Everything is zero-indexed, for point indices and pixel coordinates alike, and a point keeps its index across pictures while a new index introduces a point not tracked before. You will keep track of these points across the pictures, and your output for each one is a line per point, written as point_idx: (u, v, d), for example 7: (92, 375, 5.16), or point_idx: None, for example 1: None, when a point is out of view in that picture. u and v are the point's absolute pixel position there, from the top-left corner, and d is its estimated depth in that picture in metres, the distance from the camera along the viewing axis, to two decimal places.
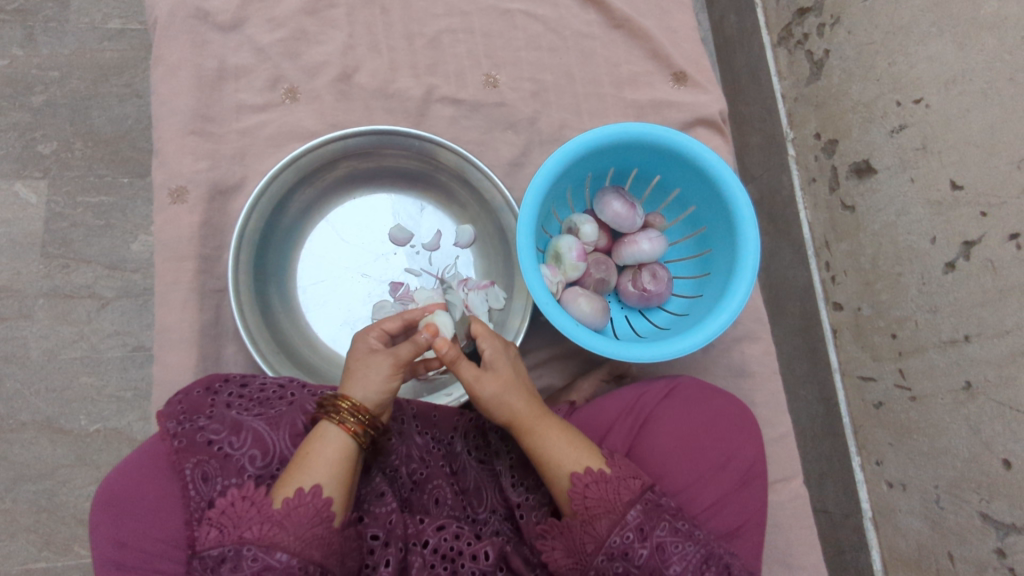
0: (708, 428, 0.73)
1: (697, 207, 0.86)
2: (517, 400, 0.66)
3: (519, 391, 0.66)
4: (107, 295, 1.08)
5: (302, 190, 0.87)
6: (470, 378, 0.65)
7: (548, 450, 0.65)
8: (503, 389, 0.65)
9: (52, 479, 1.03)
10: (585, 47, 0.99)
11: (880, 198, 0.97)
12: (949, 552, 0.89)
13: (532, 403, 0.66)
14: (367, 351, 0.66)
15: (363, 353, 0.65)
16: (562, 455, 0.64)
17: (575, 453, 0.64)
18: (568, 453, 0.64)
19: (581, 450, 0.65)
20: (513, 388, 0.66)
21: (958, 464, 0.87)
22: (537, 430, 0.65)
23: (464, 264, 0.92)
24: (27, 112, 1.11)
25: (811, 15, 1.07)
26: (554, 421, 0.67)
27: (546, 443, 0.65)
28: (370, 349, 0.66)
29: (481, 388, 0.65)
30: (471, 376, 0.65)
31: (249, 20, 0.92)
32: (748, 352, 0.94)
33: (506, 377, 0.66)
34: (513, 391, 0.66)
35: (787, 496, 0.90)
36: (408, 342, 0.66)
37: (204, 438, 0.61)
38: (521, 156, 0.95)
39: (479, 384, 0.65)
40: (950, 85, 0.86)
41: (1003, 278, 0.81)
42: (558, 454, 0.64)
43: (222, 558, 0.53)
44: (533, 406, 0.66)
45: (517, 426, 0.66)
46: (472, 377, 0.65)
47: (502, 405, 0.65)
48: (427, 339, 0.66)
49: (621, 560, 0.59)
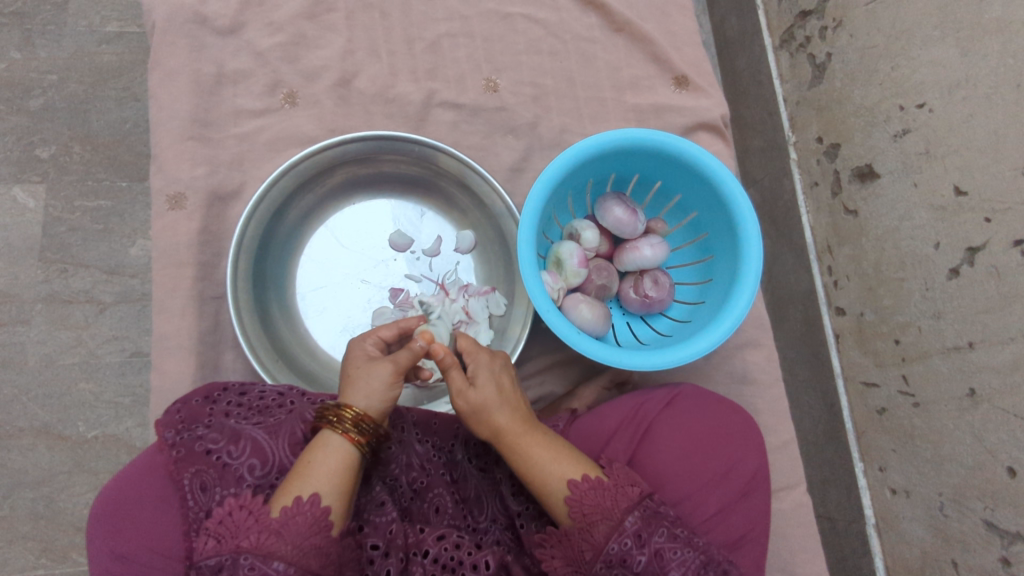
0: (711, 436, 0.72)
1: (699, 213, 0.85)
2: (500, 415, 0.64)
3: (502, 407, 0.64)
4: (106, 300, 1.07)
5: (301, 196, 0.86)
6: (454, 390, 0.65)
7: (531, 468, 0.63)
8: (485, 404, 0.64)
9: (50, 486, 1.03)
10: (586, 51, 0.98)
11: (883, 203, 0.96)
12: (952, 560, 0.88)
13: (515, 420, 0.64)
14: (365, 359, 0.65)
15: (363, 360, 0.65)
16: (545, 473, 0.63)
17: (559, 469, 0.63)
18: (549, 469, 0.63)
19: (566, 465, 0.63)
20: (496, 404, 0.64)
21: (961, 472, 0.86)
22: (519, 447, 0.64)
23: (464, 270, 0.91)
24: (24, 116, 1.11)
25: (813, 18, 1.06)
26: (541, 437, 0.65)
27: (526, 459, 0.63)
28: (367, 356, 0.65)
29: (463, 401, 0.64)
30: (455, 388, 0.65)
31: (248, 24, 0.92)
32: (750, 359, 0.93)
33: (489, 392, 0.64)
34: (496, 407, 0.64)
35: (789, 503, 0.90)
36: (405, 349, 0.66)
37: (202, 447, 0.60)
38: (521, 161, 0.95)
39: (461, 397, 0.64)
40: (953, 90, 0.85)
41: (1007, 285, 0.81)
42: (540, 470, 0.63)
43: (219, 567, 0.52)
44: (517, 421, 0.65)
45: (499, 441, 0.65)
46: (456, 389, 0.64)
47: (484, 420, 0.64)
48: (421, 347, 0.66)
49: (619, 567, 0.58)
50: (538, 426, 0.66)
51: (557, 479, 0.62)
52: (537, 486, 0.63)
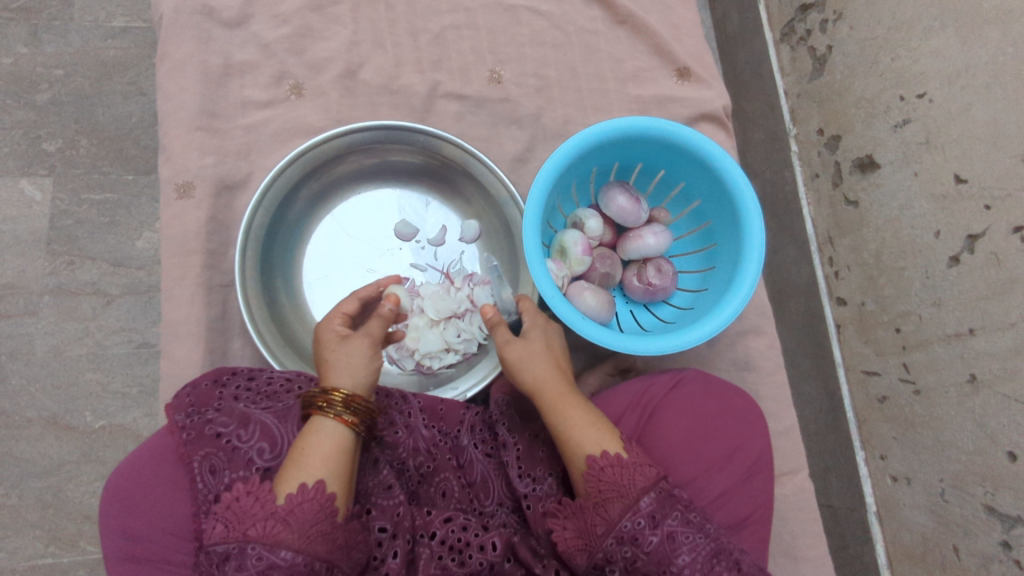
0: (715, 420, 0.73)
1: (702, 201, 0.86)
2: (546, 369, 0.70)
3: (546, 364, 0.70)
4: (112, 292, 1.08)
5: (308, 183, 0.87)
6: (502, 342, 0.72)
7: (566, 423, 0.66)
8: (532, 356, 0.70)
9: (58, 475, 1.03)
10: (589, 42, 0.99)
11: (883, 193, 0.97)
12: (954, 545, 0.89)
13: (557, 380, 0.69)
14: (337, 339, 0.66)
15: (335, 341, 0.66)
16: (577, 433, 0.65)
17: (595, 430, 0.65)
18: (583, 425, 0.65)
19: (601, 428, 0.65)
20: (541, 359, 0.70)
21: (963, 457, 0.87)
22: (559, 402, 0.67)
23: (469, 258, 0.92)
24: (31, 110, 1.12)
25: (813, 11, 1.07)
26: (580, 404, 0.68)
27: (564, 411, 0.67)
28: (338, 336, 0.67)
29: (508, 352, 0.71)
30: (503, 341, 0.72)
31: (255, 16, 0.93)
32: (753, 346, 0.94)
33: (536, 345, 0.71)
34: (543, 360, 0.70)
35: (791, 488, 0.90)
36: (376, 317, 0.68)
37: (212, 430, 0.61)
38: (525, 152, 0.96)
39: (507, 348, 0.71)
40: (954, 79, 0.86)
41: (1007, 271, 0.82)
42: (573, 430, 0.65)
43: (227, 555, 0.53)
44: (560, 380, 0.69)
45: (540, 395, 0.69)
46: (503, 343, 0.71)
47: (529, 372, 0.70)
48: (389, 308, 0.70)
49: (630, 544, 0.58)
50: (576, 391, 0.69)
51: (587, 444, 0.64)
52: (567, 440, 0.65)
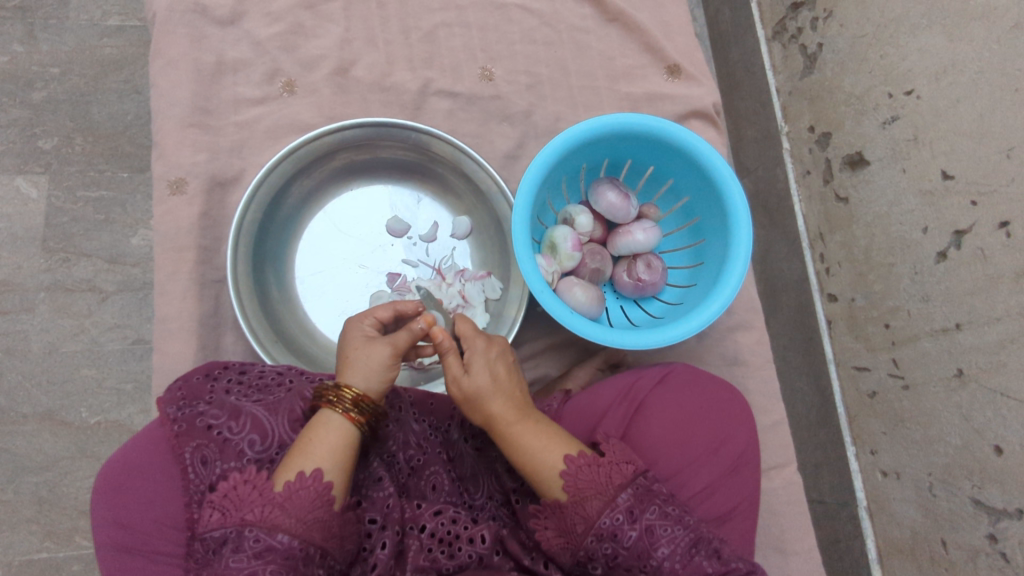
0: (699, 414, 0.73)
1: (691, 197, 0.87)
2: (495, 404, 0.64)
3: (497, 394, 0.64)
4: (108, 289, 1.09)
5: (300, 179, 0.87)
6: (451, 376, 0.65)
7: (523, 455, 0.64)
8: (479, 392, 0.64)
9: (53, 471, 1.04)
10: (580, 40, 0.99)
11: (872, 189, 0.98)
12: (942, 539, 0.89)
13: (510, 407, 0.65)
14: (364, 340, 0.65)
15: (361, 341, 0.65)
16: (537, 459, 0.63)
17: (552, 458, 0.63)
18: (541, 455, 0.63)
19: (557, 452, 0.63)
20: (492, 390, 0.64)
21: (950, 451, 0.88)
22: (512, 434, 0.64)
23: (461, 255, 0.93)
24: (26, 108, 1.12)
25: (804, 9, 1.08)
26: (535, 426, 0.65)
27: (520, 444, 0.64)
28: (366, 336, 0.65)
29: (457, 387, 0.65)
30: (452, 373, 0.65)
31: (248, 14, 0.93)
32: (742, 341, 0.95)
33: (482, 380, 0.64)
34: (491, 395, 0.64)
35: (780, 482, 0.91)
36: (405, 329, 0.65)
37: (203, 422, 0.62)
38: (516, 149, 0.96)
39: (457, 384, 0.65)
40: (940, 76, 0.87)
41: (993, 266, 0.82)
42: (532, 455, 0.63)
43: (224, 539, 0.54)
44: (512, 409, 0.65)
45: (492, 427, 0.65)
46: (452, 375, 0.65)
47: (478, 408, 0.65)
48: (422, 328, 0.65)
49: (610, 541, 0.59)
50: (533, 414, 0.66)
51: (545, 463, 0.63)
52: (527, 467, 0.64)
